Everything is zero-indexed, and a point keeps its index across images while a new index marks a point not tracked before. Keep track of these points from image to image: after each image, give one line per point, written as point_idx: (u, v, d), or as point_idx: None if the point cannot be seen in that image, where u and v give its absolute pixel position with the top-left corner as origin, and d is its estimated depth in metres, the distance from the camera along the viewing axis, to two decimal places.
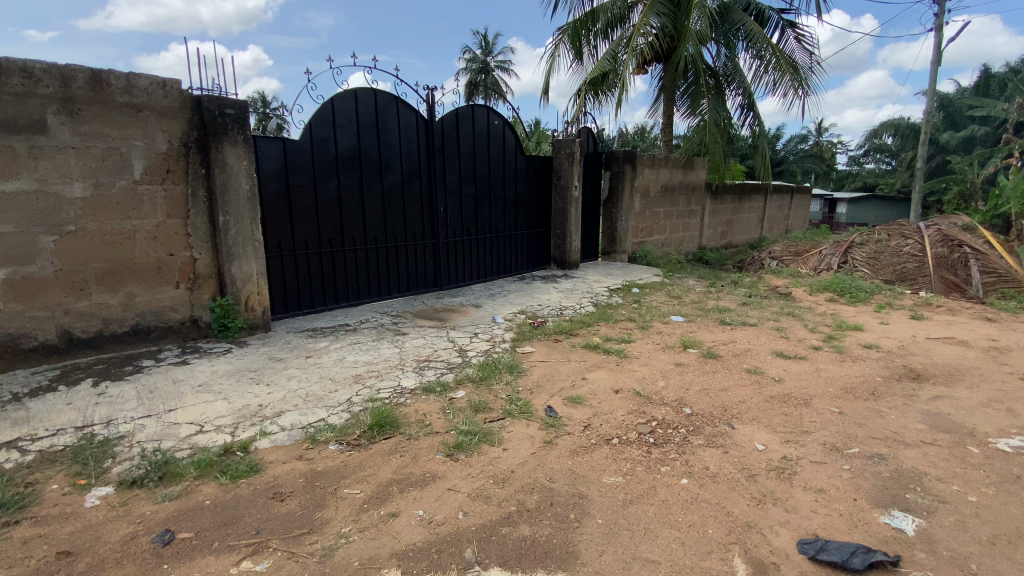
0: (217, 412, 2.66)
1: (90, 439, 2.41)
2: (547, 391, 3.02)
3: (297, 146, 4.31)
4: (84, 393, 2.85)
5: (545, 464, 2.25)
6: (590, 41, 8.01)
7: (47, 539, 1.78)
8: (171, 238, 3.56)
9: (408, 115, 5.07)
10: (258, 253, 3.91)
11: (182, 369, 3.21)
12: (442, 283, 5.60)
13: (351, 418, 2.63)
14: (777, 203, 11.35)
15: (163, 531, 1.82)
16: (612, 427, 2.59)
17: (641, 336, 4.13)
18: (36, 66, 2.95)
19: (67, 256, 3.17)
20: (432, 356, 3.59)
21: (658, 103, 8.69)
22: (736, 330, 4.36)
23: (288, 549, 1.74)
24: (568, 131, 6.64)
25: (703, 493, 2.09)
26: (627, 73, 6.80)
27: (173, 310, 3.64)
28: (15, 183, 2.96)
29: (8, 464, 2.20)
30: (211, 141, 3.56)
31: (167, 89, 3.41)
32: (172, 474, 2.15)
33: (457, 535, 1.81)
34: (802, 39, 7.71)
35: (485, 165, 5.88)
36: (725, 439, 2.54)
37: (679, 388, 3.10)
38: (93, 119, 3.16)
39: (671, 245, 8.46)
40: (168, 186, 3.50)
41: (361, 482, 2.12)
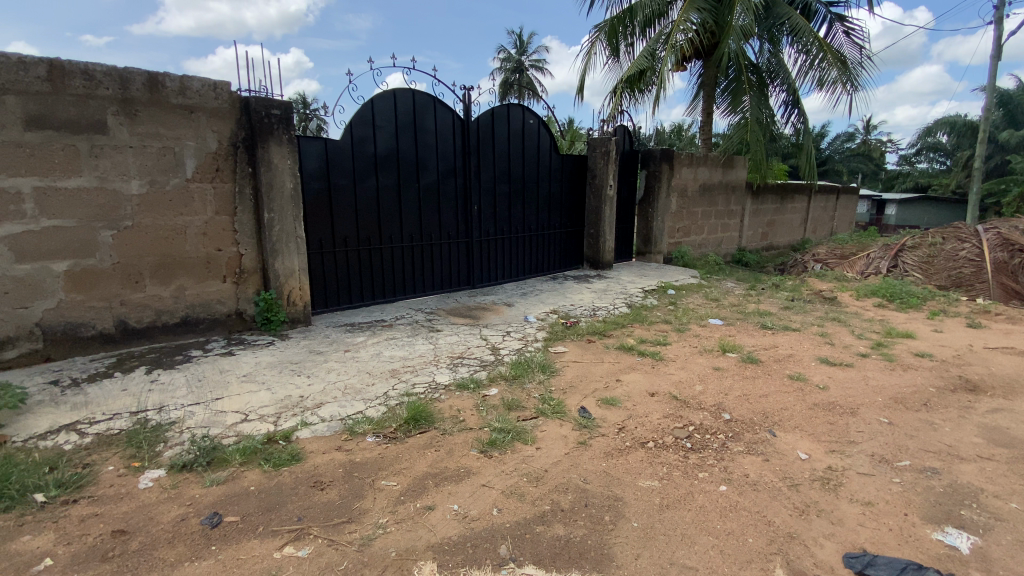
0: (261, 402, 2.76)
1: (144, 423, 2.53)
2: (580, 392, 3.00)
3: (338, 147, 4.42)
4: (138, 380, 3.00)
5: (579, 465, 2.23)
6: (627, 38, 7.89)
7: (103, 518, 1.89)
8: (219, 234, 3.71)
9: (445, 115, 5.12)
10: (300, 250, 4.04)
11: (228, 360, 3.34)
12: (475, 282, 5.64)
13: (387, 412, 2.68)
14: (822, 204, 10.92)
15: (212, 514, 1.90)
16: (648, 431, 2.55)
17: (678, 338, 4.05)
18: (97, 69, 3.11)
19: (124, 250, 3.35)
20: (465, 353, 3.62)
21: (698, 101, 8.48)
22: (778, 335, 4.22)
23: (328, 537, 1.79)
24: (604, 130, 6.57)
25: (744, 501, 2.03)
26: (666, 71, 6.68)
27: (220, 303, 3.80)
28: (77, 180, 3.14)
29: (68, 446, 2.34)
30: (258, 141, 3.70)
31: (218, 91, 3.55)
32: (218, 460, 2.24)
33: (491, 530, 1.82)
34: (851, 32, 7.40)
35: (519, 164, 5.89)
36: (766, 446, 2.46)
37: (718, 393, 3.02)
38: (149, 120, 3.33)
39: (709, 246, 8.26)
40: (217, 184, 3.65)
41: (398, 474, 2.16)
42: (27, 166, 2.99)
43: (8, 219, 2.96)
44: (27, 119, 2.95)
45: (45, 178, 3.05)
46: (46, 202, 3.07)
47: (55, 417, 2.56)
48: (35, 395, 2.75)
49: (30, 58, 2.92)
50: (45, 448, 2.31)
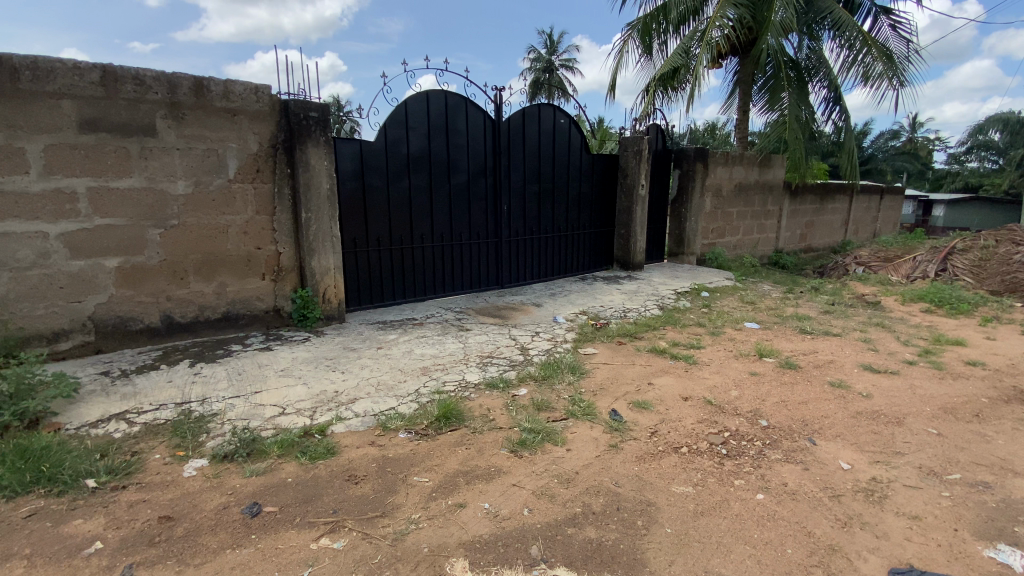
0: (298, 396, 2.84)
1: (188, 414, 2.64)
2: (611, 395, 2.96)
3: (372, 148, 4.51)
4: (183, 372, 3.13)
5: (610, 468, 2.21)
6: (660, 36, 7.77)
7: (150, 504, 1.97)
8: (259, 233, 3.83)
9: (476, 116, 5.15)
10: (335, 249, 4.13)
11: (266, 355, 3.45)
12: (504, 282, 5.64)
13: (419, 409, 2.72)
14: (865, 204, 10.49)
15: (252, 504, 1.96)
16: (681, 435, 2.50)
17: (712, 342, 3.96)
18: (147, 75, 3.26)
19: (170, 248, 3.50)
20: (494, 352, 3.63)
21: (733, 99, 8.27)
22: (818, 340, 4.07)
23: (363, 530, 1.83)
24: (636, 129, 6.48)
25: (782, 511, 1.96)
26: (701, 68, 6.54)
27: (259, 300, 3.93)
28: (128, 181, 3.30)
29: (118, 434, 2.46)
30: (296, 143, 3.80)
31: (259, 94, 3.66)
32: (257, 451, 2.31)
33: (522, 530, 1.81)
34: (898, 26, 7.09)
35: (550, 164, 5.87)
36: (805, 454, 2.38)
37: (754, 399, 2.93)
38: (195, 123, 3.46)
39: (744, 248, 8.05)
40: (257, 185, 3.76)
41: (429, 471, 2.18)
42: (82, 167, 3.15)
43: (64, 217, 3.13)
44: (82, 123, 3.11)
45: (98, 179, 3.21)
46: (99, 202, 3.23)
47: (106, 406, 2.69)
48: (88, 385, 2.90)
49: (85, 65, 3.07)
50: (97, 436, 2.43)
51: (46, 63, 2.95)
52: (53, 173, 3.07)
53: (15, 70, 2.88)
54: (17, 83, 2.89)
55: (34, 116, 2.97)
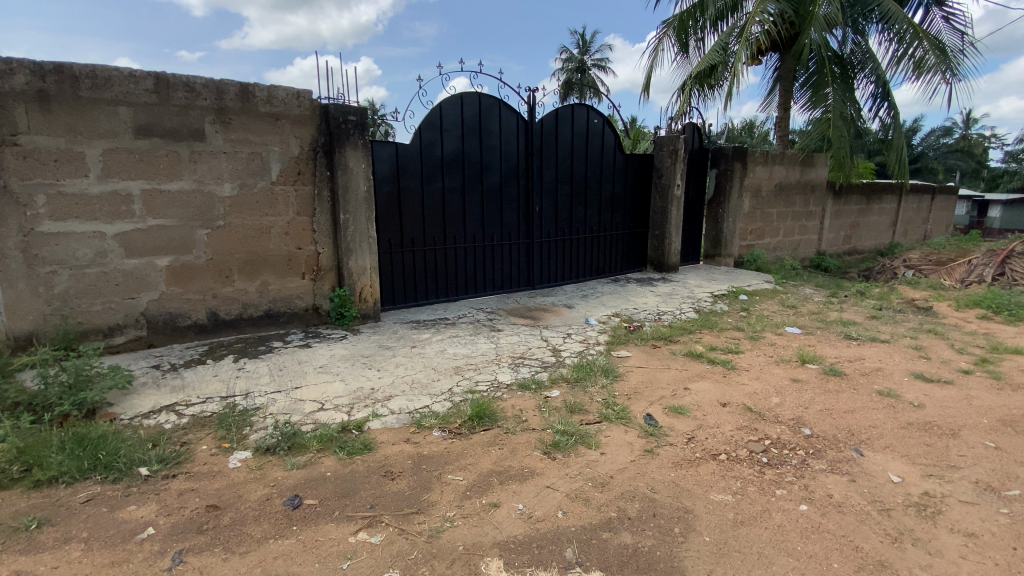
0: (336, 392, 2.91)
1: (232, 408, 2.74)
2: (645, 399, 2.91)
3: (407, 150, 4.58)
4: (227, 367, 3.26)
5: (646, 473, 2.17)
6: (696, 34, 7.61)
7: (198, 493, 2.06)
8: (300, 233, 3.95)
9: (509, 117, 5.17)
10: (371, 249, 4.22)
11: (306, 352, 3.55)
12: (535, 283, 5.64)
13: (452, 408, 2.74)
14: (915, 205, 10.00)
15: (293, 496, 2.02)
16: (719, 442, 2.44)
17: (751, 346, 3.84)
18: (197, 82, 3.40)
19: (217, 247, 3.65)
20: (526, 353, 3.63)
21: (773, 96, 8.02)
22: (864, 346, 3.90)
23: (399, 525, 1.85)
24: (671, 128, 6.37)
25: (828, 523, 1.89)
26: (740, 65, 6.37)
27: (299, 298, 4.04)
28: (179, 183, 3.46)
29: (168, 425, 2.57)
30: (335, 146, 3.90)
31: (300, 99, 3.77)
32: (298, 445, 2.38)
33: (557, 533, 1.80)
34: (952, 18, 6.73)
35: (582, 165, 5.82)
36: (852, 465, 2.28)
37: (796, 407, 2.83)
38: (241, 127, 3.60)
39: (784, 250, 7.80)
40: (299, 187, 3.88)
41: (464, 469, 2.20)
42: (137, 170, 3.32)
43: (120, 218, 3.31)
44: (137, 128, 3.28)
45: (151, 182, 3.37)
46: (152, 203, 3.39)
47: (157, 398, 2.83)
48: (141, 377, 3.05)
49: (140, 73, 3.23)
50: (149, 427, 2.55)
51: (104, 72, 3.12)
52: (110, 176, 3.24)
53: (77, 79, 3.06)
54: (78, 91, 3.07)
55: (93, 122, 3.15)
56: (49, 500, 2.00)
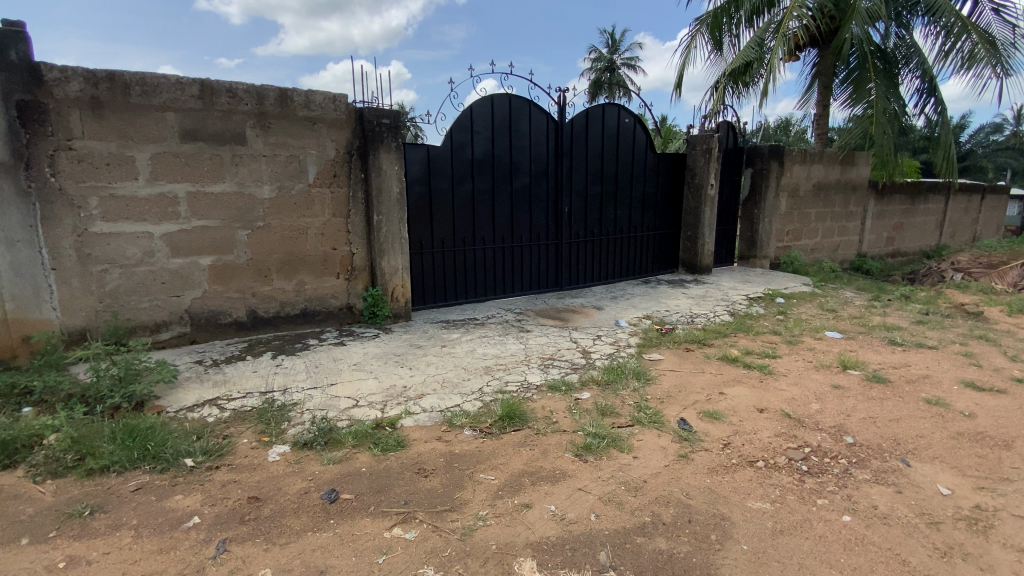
0: (369, 390, 2.97)
1: (271, 403, 2.83)
2: (679, 403, 2.86)
3: (438, 152, 4.64)
4: (266, 363, 3.36)
5: (680, 478, 2.14)
6: (731, 30, 7.44)
7: (240, 485, 2.13)
8: (335, 235, 4.04)
9: (539, 118, 5.17)
10: (403, 250, 4.28)
11: (340, 349, 3.63)
12: (563, 284, 5.62)
13: (483, 407, 2.76)
14: (964, 204, 9.52)
15: (330, 490, 2.07)
16: (756, 449, 2.38)
17: (789, 351, 3.73)
18: (239, 88, 3.52)
19: (256, 248, 3.77)
20: (556, 354, 3.62)
21: (812, 93, 7.77)
22: (910, 353, 3.74)
23: (433, 523, 1.88)
24: (705, 127, 6.25)
25: (873, 535, 1.82)
26: (776, 61, 6.21)
27: (333, 297, 4.14)
28: (221, 186, 3.59)
29: (211, 418, 2.67)
30: (370, 149, 3.98)
31: (337, 103, 3.86)
32: (334, 441, 2.44)
33: (590, 536, 1.79)
34: (1002, 9, 6.39)
35: (613, 165, 5.77)
36: (898, 476, 2.19)
37: (837, 414, 2.74)
38: (280, 131, 3.71)
39: (823, 251, 7.54)
40: (335, 189, 3.98)
41: (496, 469, 2.21)
42: (182, 173, 3.46)
43: (167, 219, 3.46)
44: (183, 133, 3.42)
45: (195, 184, 3.51)
46: (196, 205, 3.53)
47: (200, 392, 2.94)
48: (185, 372, 3.18)
49: (186, 80, 3.37)
50: (193, 419, 2.66)
51: (153, 79, 3.27)
52: (158, 179, 3.39)
53: (128, 87, 3.21)
54: (128, 98, 3.23)
55: (142, 128, 3.30)
56: (100, 487, 2.11)
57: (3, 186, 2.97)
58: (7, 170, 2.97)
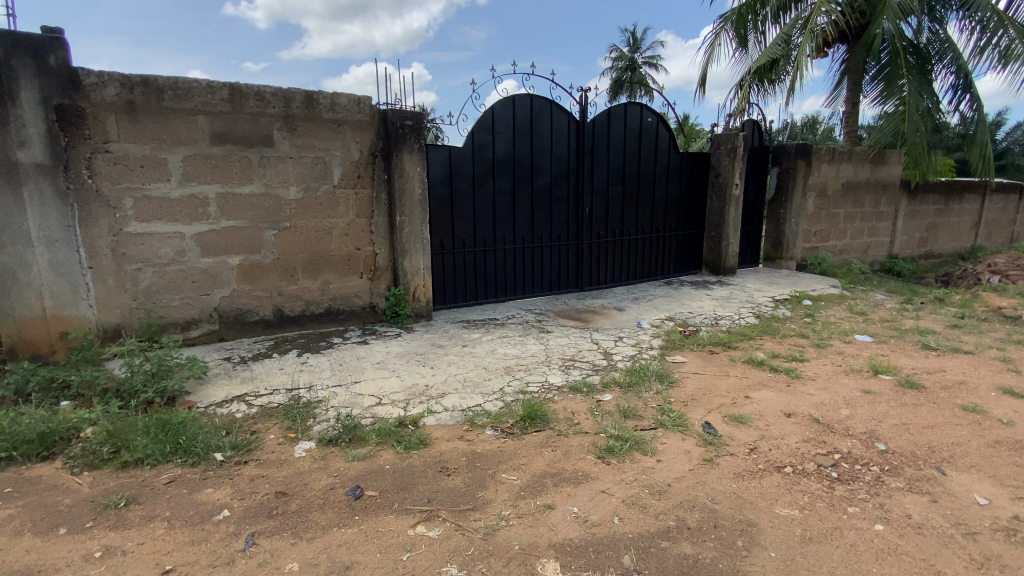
0: (392, 388, 3.00)
1: (297, 399, 2.88)
2: (703, 406, 2.82)
3: (460, 153, 4.67)
4: (292, 361, 3.43)
5: (706, 483, 2.11)
6: (757, 27, 7.30)
7: (268, 479, 2.18)
8: (359, 235, 4.10)
9: (561, 118, 5.16)
10: (425, 250, 4.32)
11: (364, 348, 3.68)
12: (584, 284, 5.60)
13: (505, 407, 2.77)
14: (1002, 204, 9.17)
15: (355, 487, 2.11)
16: (784, 454, 2.33)
17: (817, 355, 3.65)
18: (267, 91, 3.60)
19: (283, 248, 3.85)
20: (577, 355, 3.60)
21: (841, 90, 7.58)
22: (944, 358, 3.62)
23: (456, 521, 1.89)
24: (729, 125, 6.15)
25: (907, 545, 1.77)
26: (804, 57, 6.06)
27: (357, 297, 4.20)
28: (249, 187, 3.67)
29: (239, 414, 2.74)
30: (393, 150, 4.03)
31: (361, 105, 3.92)
32: (358, 438, 2.48)
33: (613, 538, 1.78)
34: None
35: (635, 164, 5.72)
36: (932, 485, 2.12)
37: (869, 420, 2.66)
38: (306, 133, 3.78)
39: (852, 252, 7.35)
40: (358, 190, 4.03)
41: (517, 469, 2.21)
42: (212, 175, 3.55)
43: (198, 220, 3.55)
44: (213, 136, 3.51)
45: (225, 186, 3.60)
46: (225, 206, 3.62)
47: (229, 388, 3.02)
48: (214, 368, 3.27)
49: (217, 84, 3.46)
50: (222, 415, 2.73)
51: (185, 84, 3.37)
52: (189, 181, 3.49)
53: (160, 91, 3.31)
54: (162, 102, 3.32)
55: (175, 131, 3.40)
56: (135, 480, 2.18)
57: (43, 188, 3.09)
58: (47, 172, 3.09)
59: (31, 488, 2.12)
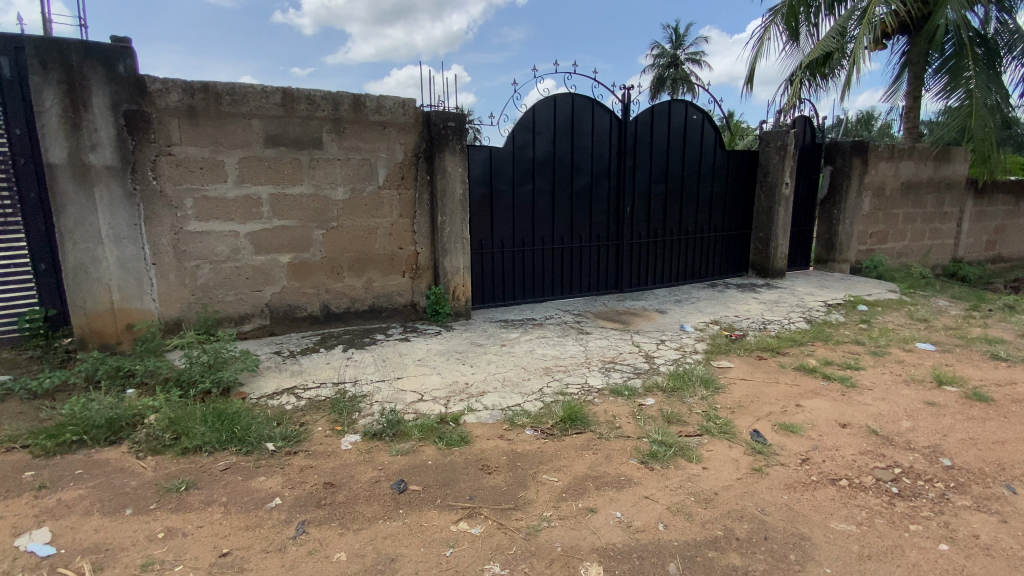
0: (433, 385, 3.06)
1: (343, 393, 2.98)
2: (751, 414, 2.73)
3: (501, 154, 4.69)
4: (338, 356, 3.55)
5: (755, 493, 2.04)
6: (809, 20, 6.98)
7: (316, 470, 2.26)
8: (402, 234, 4.19)
9: (602, 116, 5.10)
10: (465, 250, 4.37)
11: (406, 345, 3.76)
12: (623, 285, 5.51)
13: (544, 408, 2.77)
14: None
15: (399, 481, 2.15)
16: (839, 466, 2.23)
17: (874, 363, 3.47)
18: (317, 95, 3.73)
19: (330, 247, 3.98)
20: (618, 358, 3.56)
21: (900, 84, 7.17)
22: (1017, 369, 3.37)
23: (498, 520, 1.91)
24: (779, 122, 5.93)
25: (975, 567, 1.66)
26: (861, 49, 5.77)
27: (399, 295, 4.29)
28: (299, 188, 3.81)
29: (289, 406, 2.85)
30: (436, 152, 4.10)
31: (406, 107, 4.00)
32: (401, 433, 2.53)
33: (658, 546, 1.76)
34: None
35: (678, 163, 5.59)
36: (1003, 505, 1.98)
37: (931, 433, 2.51)
38: (353, 136, 3.89)
39: (911, 255, 6.95)
40: (402, 190, 4.12)
41: (559, 471, 2.21)
42: (265, 176, 3.71)
43: (252, 219, 3.72)
44: (267, 139, 3.66)
45: (277, 187, 3.75)
46: (277, 206, 3.77)
47: (279, 381, 3.15)
48: (265, 361, 3.41)
49: (270, 89, 3.60)
50: (274, 406, 2.84)
51: (242, 89, 3.52)
52: (244, 182, 3.66)
53: (219, 96, 3.48)
54: (220, 107, 3.50)
55: (232, 134, 3.57)
56: (194, 465, 2.30)
57: (113, 188, 3.31)
58: (116, 173, 3.31)
59: (100, 469, 2.27)
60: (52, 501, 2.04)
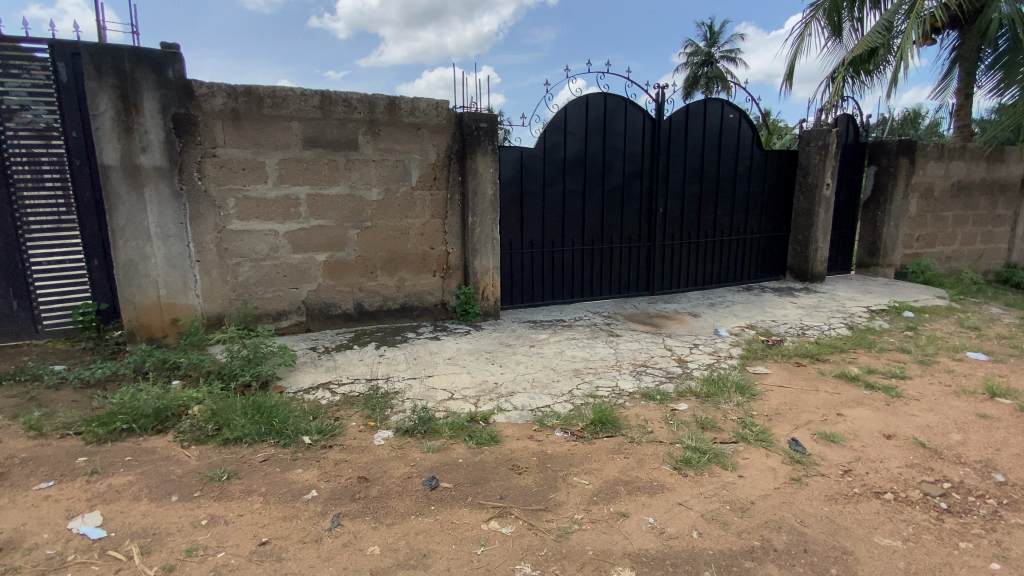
0: (463, 383, 3.09)
1: (376, 390, 3.04)
2: (790, 422, 2.66)
3: (532, 155, 4.70)
4: (370, 352, 3.62)
5: (793, 504, 1.99)
6: (853, 14, 6.73)
7: (351, 464, 2.31)
8: (433, 234, 4.24)
9: (635, 116, 5.05)
10: (495, 250, 4.40)
11: (436, 344, 3.81)
12: (655, 288, 5.43)
13: (574, 410, 2.76)
14: None
15: (431, 478, 2.18)
16: (883, 479, 2.15)
17: (921, 372, 3.32)
18: (354, 98, 3.81)
19: (364, 246, 4.06)
20: (649, 361, 3.52)
21: (951, 80, 6.83)
22: None
23: (529, 520, 1.91)
24: (820, 121, 5.74)
25: None
26: (909, 44, 5.52)
27: (430, 294, 4.35)
28: (336, 189, 3.90)
29: (325, 400, 2.92)
30: (468, 152, 4.14)
31: (439, 109, 4.05)
32: (432, 431, 2.56)
33: (692, 553, 1.73)
34: None
35: (713, 164, 5.48)
36: None
37: (984, 447, 2.39)
38: (388, 138, 3.96)
39: (961, 260, 6.61)
40: (434, 191, 4.17)
41: (589, 474, 2.19)
42: (303, 177, 3.81)
43: (290, 219, 3.83)
44: (305, 140, 3.77)
45: (315, 187, 3.85)
46: (315, 206, 3.88)
47: (315, 376, 3.24)
48: (302, 357, 3.51)
49: (309, 92, 3.71)
50: (309, 401, 2.92)
51: (283, 92, 3.64)
52: (284, 182, 3.77)
53: (261, 100, 3.60)
54: (262, 110, 3.62)
55: (272, 136, 3.69)
56: (234, 456, 2.39)
57: (161, 189, 3.46)
58: (164, 174, 3.46)
59: (148, 457, 2.38)
60: (104, 486, 2.15)
